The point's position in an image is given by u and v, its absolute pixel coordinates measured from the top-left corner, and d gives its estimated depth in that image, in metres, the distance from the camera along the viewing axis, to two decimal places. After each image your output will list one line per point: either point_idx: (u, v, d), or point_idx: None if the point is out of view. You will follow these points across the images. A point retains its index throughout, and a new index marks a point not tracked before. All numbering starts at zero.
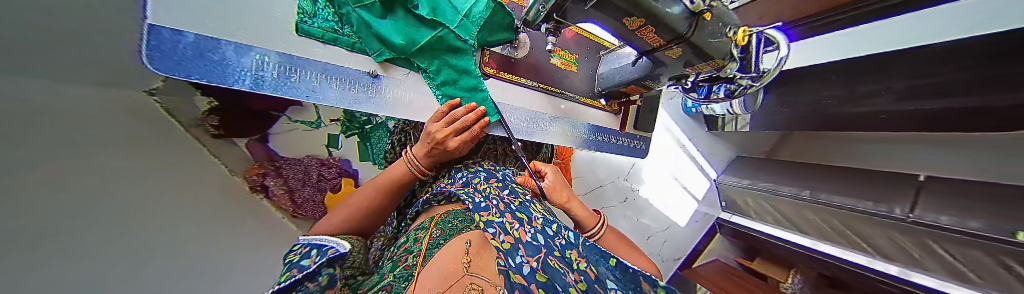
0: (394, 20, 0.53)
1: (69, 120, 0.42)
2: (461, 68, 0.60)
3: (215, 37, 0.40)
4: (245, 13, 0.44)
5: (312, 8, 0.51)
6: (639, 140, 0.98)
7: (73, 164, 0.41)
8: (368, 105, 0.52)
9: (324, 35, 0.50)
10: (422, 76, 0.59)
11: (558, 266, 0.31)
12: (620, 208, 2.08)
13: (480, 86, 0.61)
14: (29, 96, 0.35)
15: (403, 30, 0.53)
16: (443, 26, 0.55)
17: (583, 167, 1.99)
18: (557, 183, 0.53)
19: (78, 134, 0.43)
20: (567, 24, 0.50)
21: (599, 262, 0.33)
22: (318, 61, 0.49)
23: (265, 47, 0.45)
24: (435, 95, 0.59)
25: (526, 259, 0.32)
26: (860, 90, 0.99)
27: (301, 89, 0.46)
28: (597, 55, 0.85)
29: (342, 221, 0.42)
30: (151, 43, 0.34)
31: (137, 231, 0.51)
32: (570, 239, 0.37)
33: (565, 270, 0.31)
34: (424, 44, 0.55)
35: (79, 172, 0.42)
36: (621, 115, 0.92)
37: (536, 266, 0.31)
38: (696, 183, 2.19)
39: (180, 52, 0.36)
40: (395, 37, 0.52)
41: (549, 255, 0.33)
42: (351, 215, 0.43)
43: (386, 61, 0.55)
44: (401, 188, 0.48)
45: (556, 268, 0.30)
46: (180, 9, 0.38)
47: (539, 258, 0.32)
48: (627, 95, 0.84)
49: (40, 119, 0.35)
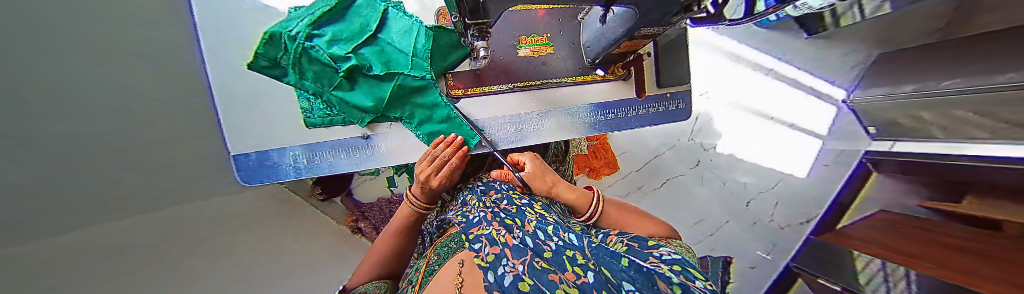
0: (361, 87, 0.54)
1: (150, 240, 0.57)
2: (430, 104, 0.59)
3: (264, 150, 0.58)
4: (270, 127, 0.57)
5: (308, 104, 0.57)
6: (673, 99, 0.76)
7: (160, 273, 0.55)
8: (374, 161, 0.62)
9: (326, 120, 0.58)
10: (404, 125, 0.61)
11: (548, 268, 0.22)
12: (692, 176, 1.74)
13: (454, 115, 0.60)
14: (100, 233, 0.48)
15: (371, 93, 0.55)
16: (399, 74, 0.55)
17: (625, 141, 1.73)
18: (535, 170, 0.52)
19: (156, 249, 0.57)
20: (495, 19, 0.36)
21: (610, 262, 0.21)
22: (326, 142, 0.59)
23: (293, 145, 0.58)
24: (420, 137, 0.61)
25: (511, 267, 0.25)
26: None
27: (323, 166, 0.60)
28: (577, 21, 0.69)
29: (372, 266, 0.49)
30: (237, 165, 0.57)
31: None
32: (570, 241, 0.28)
33: (554, 269, 0.21)
34: (390, 97, 0.56)
35: (170, 277, 0.56)
36: (633, 78, 0.72)
37: (519, 274, 0.23)
38: (806, 112, 1.65)
39: (250, 166, 0.57)
40: (365, 101, 0.55)
41: (535, 258, 0.25)
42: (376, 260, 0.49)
43: (371, 122, 0.60)
44: (414, 227, 0.51)
45: (543, 271, 0.21)
46: (243, 137, 0.57)
47: (526, 262, 0.26)
48: (628, 54, 0.64)
49: (97, 254, 0.46)
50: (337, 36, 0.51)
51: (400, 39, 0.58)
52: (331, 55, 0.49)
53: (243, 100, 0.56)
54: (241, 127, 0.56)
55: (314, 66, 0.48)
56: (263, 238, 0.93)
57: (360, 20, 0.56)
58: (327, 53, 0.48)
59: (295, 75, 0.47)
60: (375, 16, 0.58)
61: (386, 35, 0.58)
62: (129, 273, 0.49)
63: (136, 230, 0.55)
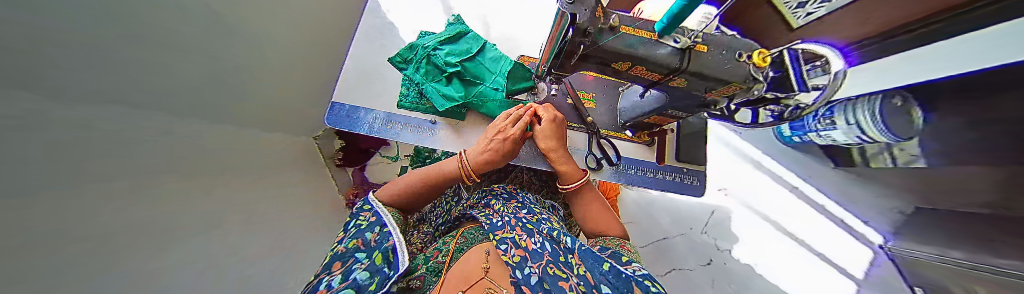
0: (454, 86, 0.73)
1: (198, 145, 0.61)
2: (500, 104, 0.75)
3: (356, 105, 0.72)
4: (369, 93, 0.75)
5: (406, 90, 0.76)
6: (689, 174, 0.80)
7: (208, 174, 0.64)
8: (429, 141, 0.72)
9: (414, 107, 0.75)
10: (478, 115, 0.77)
11: (562, 272, 0.31)
12: (702, 274, 1.58)
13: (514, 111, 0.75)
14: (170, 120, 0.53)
15: (461, 88, 0.73)
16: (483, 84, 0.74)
17: (635, 211, 1.70)
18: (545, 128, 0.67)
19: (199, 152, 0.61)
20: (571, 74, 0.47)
21: (594, 266, 0.34)
22: (402, 114, 0.74)
23: (378, 109, 0.73)
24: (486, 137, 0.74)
25: (533, 268, 0.32)
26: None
27: (391, 132, 0.71)
28: (617, 91, 0.82)
29: (391, 196, 0.54)
30: (331, 110, 0.70)
31: (239, 224, 0.69)
32: (569, 244, 0.38)
33: (567, 275, 0.31)
34: (473, 95, 0.73)
35: (199, 181, 0.60)
36: (656, 146, 0.81)
37: (542, 274, 0.31)
38: (837, 246, 1.57)
39: (340, 114, 0.70)
40: (454, 93, 0.72)
41: (554, 262, 0.33)
42: (398, 193, 0.54)
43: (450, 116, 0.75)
44: (445, 179, 0.59)
45: (559, 276, 0.30)
46: (346, 92, 0.73)
47: (542, 264, 0.32)
48: (656, 126, 0.74)
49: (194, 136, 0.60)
50: (452, 52, 0.75)
51: (491, 62, 0.76)
52: (445, 62, 0.73)
53: (359, 69, 0.77)
54: (349, 86, 0.74)
55: (428, 67, 0.73)
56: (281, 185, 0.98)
57: (467, 45, 0.77)
58: (443, 61, 0.72)
59: (412, 70, 0.73)
60: (478, 42, 0.78)
61: (481, 56, 0.76)
62: (183, 164, 0.56)
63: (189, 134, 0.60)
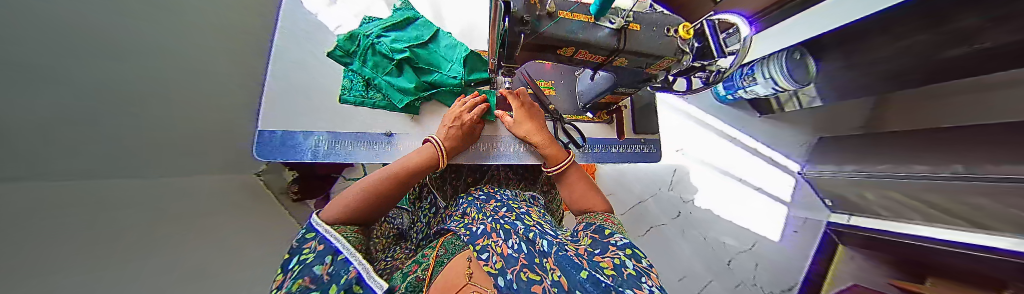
0: (405, 75, 0.70)
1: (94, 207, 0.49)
2: (455, 88, 0.73)
3: (291, 130, 0.63)
4: (306, 112, 0.66)
5: (349, 85, 0.70)
6: (646, 144, 0.87)
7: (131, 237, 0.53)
8: (386, 155, 0.67)
9: (359, 101, 0.69)
10: (434, 104, 0.75)
11: (534, 276, 0.25)
12: (673, 226, 1.79)
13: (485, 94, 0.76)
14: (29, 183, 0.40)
15: (413, 78, 0.69)
16: (437, 72, 0.71)
17: (611, 183, 1.83)
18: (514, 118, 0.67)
19: (102, 216, 0.50)
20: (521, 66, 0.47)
21: (571, 273, 0.25)
22: (352, 130, 0.67)
23: (319, 129, 0.65)
24: None
25: (506, 274, 0.28)
26: (963, 22, 0.77)
27: (340, 154, 0.64)
28: (573, 76, 0.84)
29: (341, 209, 0.38)
30: (259, 139, 0.60)
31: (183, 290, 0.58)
32: (544, 248, 0.34)
33: (540, 278, 0.25)
34: (427, 83, 0.71)
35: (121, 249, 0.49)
36: (615, 123, 0.86)
37: (513, 279, 0.26)
38: (770, 181, 1.89)
39: (271, 142, 0.61)
40: (407, 84, 0.68)
41: (526, 266, 0.28)
42: (355, 202, 0.40)
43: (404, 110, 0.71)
44: (418, 171, 0.51)
45: (531, 279, 0.25)
46: (275, 115, 0.63)
47: (515, 269, 0.28)
48: (611, 104, 0.79)
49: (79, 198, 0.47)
50: (400, 39, 0.71)
51: (445, 49, 0.75)
52: (391, 48, 0.68)
53: (287, 87, 0.67)
54: (278, 108, 0.64)
55: (376, 57, 0.68)
56: (226, 234, 0.84)
57: (417, 32, 0.74)
58: (389, 47, 0.68)
59: (358, 63, 0.68)
60: (428, 30, 0.76)
61: (435, 44, 0.75)
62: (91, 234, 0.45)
63: (69, 196, 0.47)
